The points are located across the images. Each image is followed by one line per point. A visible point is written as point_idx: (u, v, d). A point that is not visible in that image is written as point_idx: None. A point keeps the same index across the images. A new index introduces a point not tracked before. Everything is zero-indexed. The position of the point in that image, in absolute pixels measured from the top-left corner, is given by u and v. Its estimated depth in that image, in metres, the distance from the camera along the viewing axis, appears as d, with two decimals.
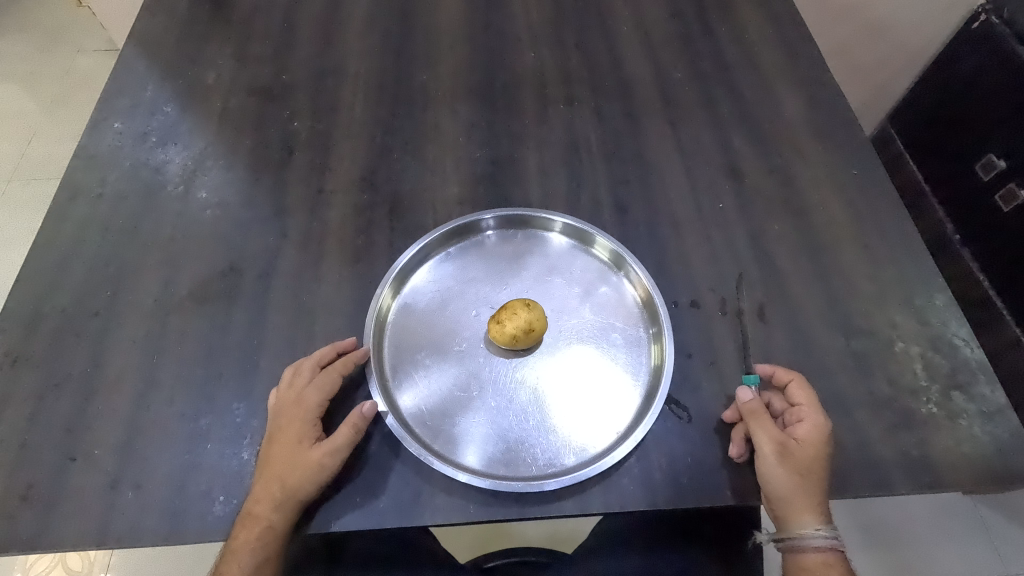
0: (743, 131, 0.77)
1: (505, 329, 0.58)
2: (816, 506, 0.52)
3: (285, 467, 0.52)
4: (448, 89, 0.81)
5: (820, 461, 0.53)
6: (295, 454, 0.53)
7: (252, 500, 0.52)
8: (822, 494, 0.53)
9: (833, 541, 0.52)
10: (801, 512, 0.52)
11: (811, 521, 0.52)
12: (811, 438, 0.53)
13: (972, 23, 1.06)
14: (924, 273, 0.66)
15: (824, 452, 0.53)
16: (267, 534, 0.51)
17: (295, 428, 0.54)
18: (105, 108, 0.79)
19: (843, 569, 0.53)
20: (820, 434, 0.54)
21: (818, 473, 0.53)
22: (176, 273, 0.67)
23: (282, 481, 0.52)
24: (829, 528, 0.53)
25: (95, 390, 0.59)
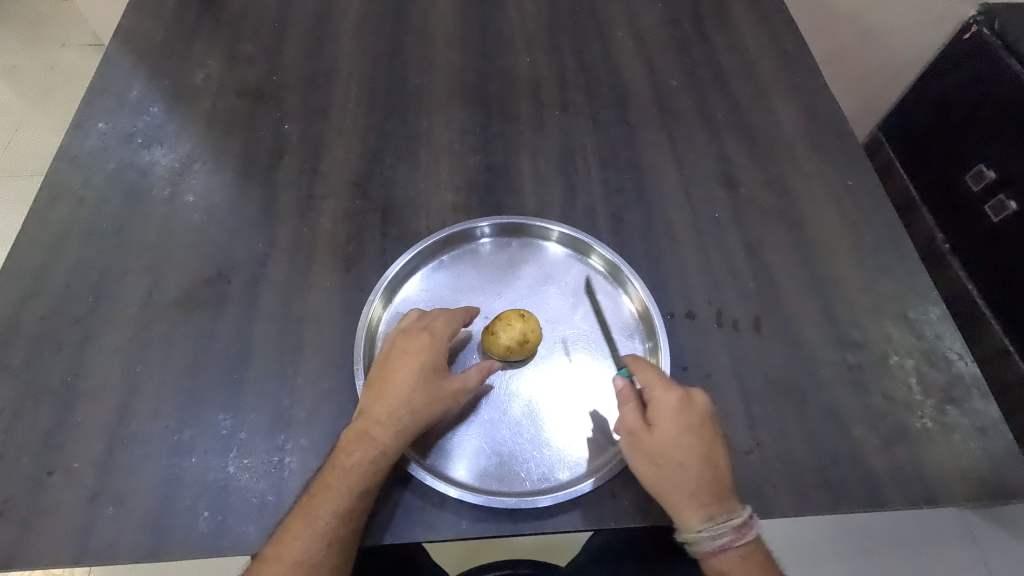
0: (740, 140, 0.77)
1: (500, 341, 0.57)
2: (697, 499, 0.50)
3: (414, 392, 0.53)
4: (442, 93, 0.80)
5: (687, 446, 0.51)
6: (424, 382, 0.53)
7: (370, 420, 0.52)
8: (695, 487, 0.50)
9: (728, 535, 0.50)
10: (679, 511, 0.51)
11: (693, 519, 0.50)
12: (666, 424, 0.52)
13: (963, 34, 1.07)
14: (919, 285, 0.66)
15: (681, 438, 0.52)
16: (381, 456, 0.51)
17: (426, 355, 0.54)
18: (89, 107, 0.77)
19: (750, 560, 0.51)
20: (681, 417, 0.52)
21: (686, 460, 0.51)
22: (161, 279, 0.65)
23: (410, 406, 0.52)
24: (716, 524, 0.50)
25: (75, 400, 0.58)
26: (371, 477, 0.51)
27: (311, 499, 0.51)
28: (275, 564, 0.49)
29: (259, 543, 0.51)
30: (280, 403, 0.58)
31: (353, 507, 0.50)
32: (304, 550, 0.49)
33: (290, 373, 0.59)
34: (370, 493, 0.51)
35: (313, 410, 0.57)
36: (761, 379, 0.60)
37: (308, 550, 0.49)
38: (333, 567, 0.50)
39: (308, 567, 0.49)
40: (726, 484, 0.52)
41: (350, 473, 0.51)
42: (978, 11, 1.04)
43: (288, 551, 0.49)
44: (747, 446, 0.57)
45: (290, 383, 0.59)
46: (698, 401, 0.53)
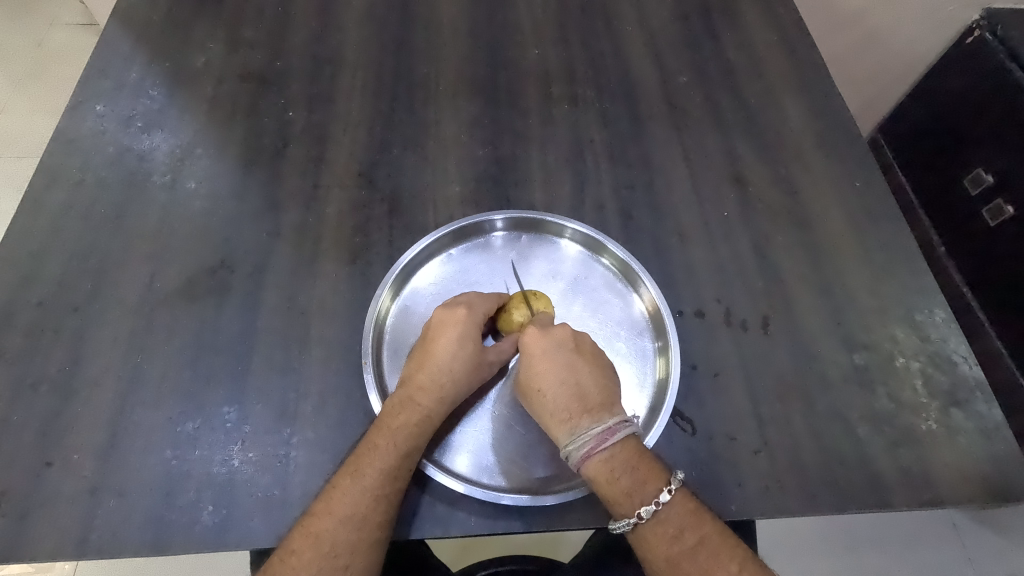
0: (748, 139, 0.76)
1: (513, 320, 0.58)
2: (559, 416, 0.53)
3: (456, 360, 0.54)
4: (449, 84, 0.78)
5: (545, 370, 0.54)
6: (467, 350, 0.54)
7: (413, 386, 0.53)
8: (555, 405, 0.53)
9: (591, 443, 0.50)
10: (553, 433, 0.53)
11: (562, 437, 0.52)
12: (525, 355, 0.55)
13: (967, 37, 1.06)
14: (924, 287, 0.66)
15: (537, 360, 0.54)
16: (426, 420, 0.52)
17: (468, 326, 0.55)
18: (86, 89, 0.75)
19: (626, 470, 0.50)
20: (536, 343, 0.55)
21: (544, 382, 0.54)
22: (162, 268, 0.63)
23: (452, 375, 0.54)
24: (576, 435, 0.51)
25: (74, 392, 0.56)
26: (416, 438, 0.52)
27: (358, 457, 0.51)
28: (325, 518, 0.49)
29: (265, 537, 0.51)
30: (285, 396, 0.57)
31: (400, 466, 0.50)
32: (353, 506, 0.49)
33: (295, 366, 0.58)
34: (416, 454, 0.52)
35: (320, 404, 0.56)
36: (769, 379, 0.61)
37: (357, 506, 0.49)
38: (380, 526, 0.49)
39: (357, 522, 0.49)
40: (592, 398, 0.53)
41: (397, 432, 0.51)
42: (982, 15, 1.04)
43: (337, 507, 0.49)
44: (755, 446, 0.57)
45: (295, 375, 0.58)
46: (560, 327, 0.56)
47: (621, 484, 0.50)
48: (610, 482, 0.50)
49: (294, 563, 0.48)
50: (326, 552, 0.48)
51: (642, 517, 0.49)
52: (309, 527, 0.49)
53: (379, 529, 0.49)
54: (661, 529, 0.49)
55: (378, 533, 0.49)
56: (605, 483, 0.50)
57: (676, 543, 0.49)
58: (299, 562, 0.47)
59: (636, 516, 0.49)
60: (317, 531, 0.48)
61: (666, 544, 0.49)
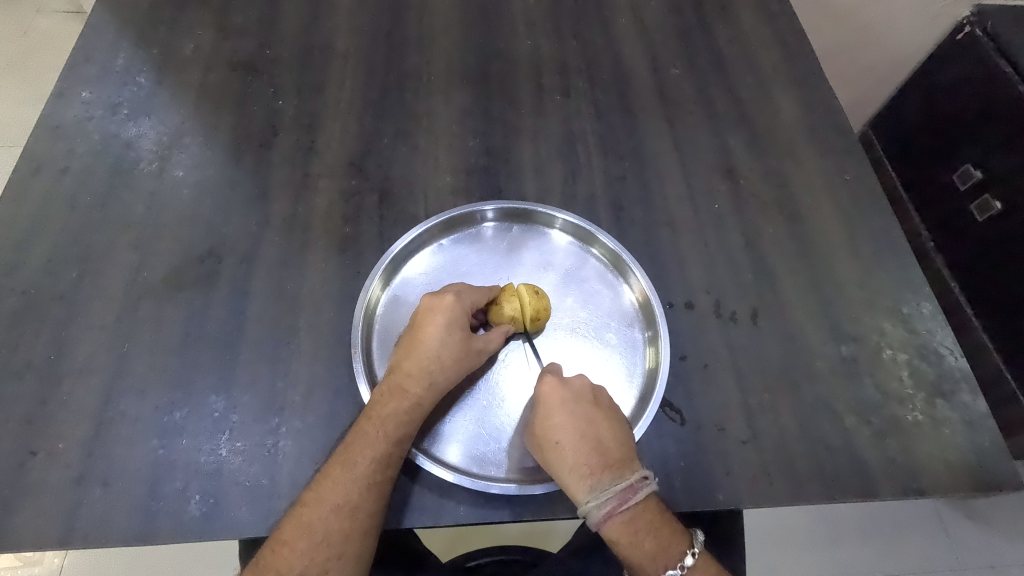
0: (740, 132, 0.76)
1: (502, 312, 0.58)
2: (577, 471, 0.51)
3: (443, 346, 0.54)
4: (441, 73, 0.78)
5: (563, 423, 0.53)
6: (454, 337, 0.54)
7: (401, 374, 0.53)
8: (574, 460, 0.51)
9: (613, 502, 0.49)
10: (567, 487, 0.51)
11: (581, 494, 0.51)
12: (542, 405, 0.54)
13: (956, 35, 1.05)
14: (912, 280, 0.67)
15: (555, 412, 0.53)
16: (415, 407, 0.52)
17: (456, 313, 0.55)
18: (71, 75, 0.74)
19: (651, 533, 0.50)
20: (554, 394, 0.54)
21: (563, 435, 0.52)
22: (149, 256, 0.63)
23: (439, 361, 0.54)
24: (598, 495, 0.50)
25: (59, 380, 0.56)
26: (406, 426, 0.52)
27: (348, 447, 0.51)
28: (316, 507, 0.49)
29: (253, 527, 0.51)
30: (273, 385, 0.56)
31: (390, 453, 0.50)
32: (345, 495, 0.49)
33: (284, 355, 0.58)
34: (406, 441, 0.51)
35: (309, 393, 0.56)
36: (758, 370, 0.61)
37: (349, 494, 0.49)
38: (371, 515, 0.49)
39: (349, 511, 0.49)
40: (612, 452, 0.52)
41: (386, 420, 0.51)
42: (972, 12, 1.03)
43: (329, 496, 0.49)
44: (743, 436, 0.57)
45: (284, 365, 0.57)
46: (579, 379, 0.55)
47: (645, 546, 0.50)
48: (633, 544, 0.50)
49: (287, 553, 0.48)
50: (318, 540, 0.48)
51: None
52: (300, 516, 0.49)
53: (372, 516, 0.49)
54: None
55: (370, 521, 0.49)
56: (627, 545, 0.50)
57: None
58: (291, 552, 0.48)
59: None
60: (309, 520, 0.48)
61: None
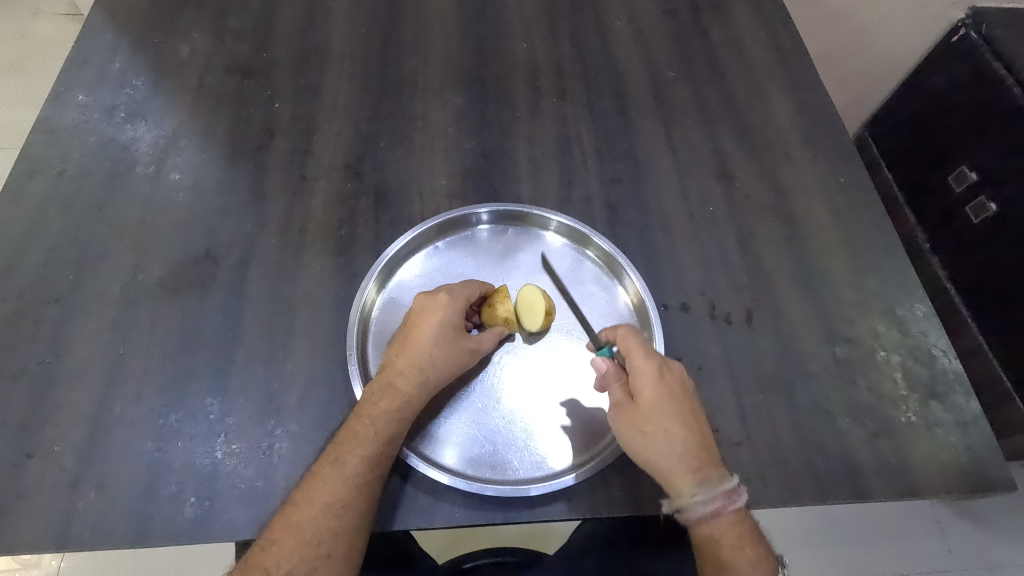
0: (735, 135, 0.77)
1: (496, 313, 0.58)
2: (687, 464, 0.51)
3: (436, 346, 0.54)
4: (438, 76, 0.78)
5: (670, 411, 0.52)
6: (446, 337, 0.54)
7: (392, 373, 0.53)
8: (686, 450, 0.51)
9: (721, 499, 0.50)
10: (672, 478, 0.51)
11: (689, 487, 0.50)
12: (650, 388, 0.52)
13: (952, 37, 1.07)
14: (906, 282, 0.67)
15: (664, 399, 0.52)
16: (406, 405, 0.52)
17: (449, 312, 0.55)
18: (69, 78, 0.74)
19: (739, 531, 0.51)
20: (659, 379, 0.53)
21: (671, 422, 0.51)
22: (145, 259, 0.63)
23: (431, 360, 0.54)
24: (710, 490, 0.50)
25: (54, 383, 0.56)
26: (397, 424, 0.52)
27: (338, 445, 0.51)
28: (306, 507, 0.49)
29: (248, 529, 0.51)
30: (268, 388, 0.57)
31: (381, 452, 0.51)
32: (334, 494, 0.49)
33: (280, 357, 0.58)
34: (396, 440, 0.52)
35: (304, 395, 0.56)
36: (752, 372, 0.61)
37: (339, 492, 0.49)
38: (361, 513, 0.50)
39: (338, 510, 0.49)
40: (712, 448, 0.52)
41: (377, 418, 0.51)
42: (968, 14, 1.04)
43: (318, 495, 0.49)
44: (737, 438, 0.58)
45: (279, 367, 0.58)
46: (679, 368, 0.55)
47: (739, 547, 0.51)
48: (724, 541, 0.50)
49: (275, 552, 0.48)
50: (308, 540, 0.48)
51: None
52: (290, 516, 0.49)
53: (361, 515, 0.49)
54: None
55: (360, 519, 0.49)
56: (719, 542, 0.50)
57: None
58: (280, 550, 0.48)
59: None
60: (298, 519, 0.48)
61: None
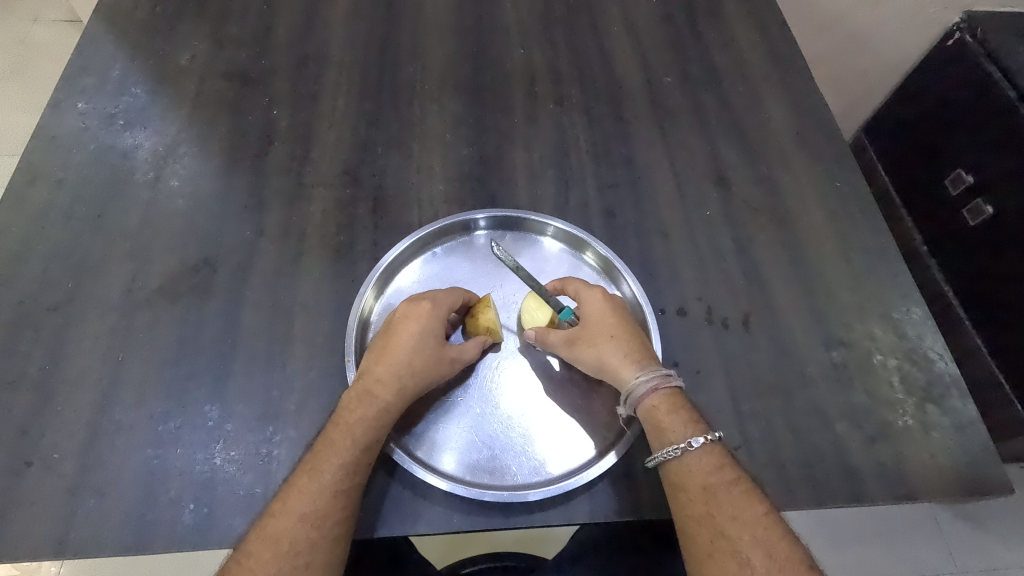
0: (732, 139, 0.77)
1: (478, 321, 0.58)
2: (625, 356, 0.55)
3: (416, 354, 0.54)
4: (435, 82, 0.78)
5: (606, 314, 0.58)
6: (426, 345, 0.55)
7: (371, 380, 0.54)
8: (625, 346, 0.56)
9: (659, 378, 0.54)
10: (615, 370, 0.55)
11: (630, 373, 0.55)
12: (587, 299, 0.58)
13: (946, 40, 1.07)
14: (901, 285, 0.68)
15: (603, 307, 0.58)
16: (383, 413, 0.52)
17: (429, 321, 0.56)
18: (68, 86, 0.74)
19: (679, 407, 0.54)
20: (594, 291, 0.59)
21: (609, 323, 0.57)
22: (145, 266, 0.63)
23: (410, 368, 0.54)
24: (647, 372, 0.54)
25: (53, 391, 0.56)
26: (374, 432, 0.52)
27: (315, 455, 0.51)
28: (283, 518, 0.49)
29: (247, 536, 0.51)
30: (266, 394, 0.57)
31: (358, 460, 0.51)
32: (311, 504, 0.49)
33: (279, 364, 0.58)
34: (373, 449, 0.52)
35: (303, 401, 0.57)
36: (749, 376, 0.61)
37: (316, 501, 0.49)
38: (340, 522, 0.49)
39: (316, 519, 0.49)
40: (647, 346, 0.57)
41: (353, 425, 0.52)
42: (962, 19, 1.05)
43: (295, 506, 0.49)
44: (735, 442, 0.58)
45: (278, 374, 0.58)
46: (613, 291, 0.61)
47: (681, 419, 0.53)
48: (666, 415, 0.53)
49: (252, 565, 0.47)
50: (285, 551, 0.48)
51: (692, 444, 0.52)
52: (267, 528, 0.49)
53: (339, 525, 0.49)
54: (703, 459, 0.52)
55: (339, 529, 0.49)
56: (661, 415, 0.53)
57: (716, 473, 0.52)
58: (256, 563, 0.47)
59: (686, 442, 0.52)
60: (275, 531, 0.48)
61: (707, 471, 0.52)
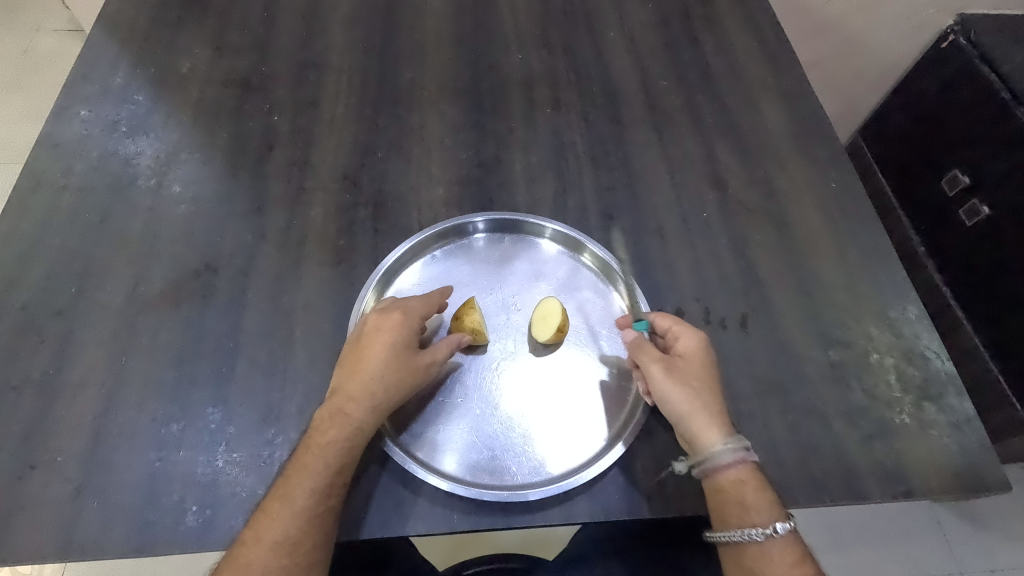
0: (728, 142, 0.78)
1: (462, 324, 0.59)
2: (713, 416, 0.53)
3: (388, 367, 0.54)
4: (434, 88, 0.79)
5: (702, 372, 0.55)
6: (398, 357, 0.55)
7: (344, 399, 0.53)
8: (716, 406, 0.54)
9: (745, 451, 0.52)
10: (701, 427, 0.53)
11: (716, 434, 0.52)
12: (688, 351, 0.56)
13: (941, 43, 1.09)
14: (897, 284, 0.68)
15: (702, 361, 0.56)
16: (357, 432, 0.52)
17: (401, 331, 0.56)
18: (71, 95, 0.75)
19: (760, 486, 0.52)
20: (695, 345, 0.57)
21: (704, 382, 0.55)
22: (147, 271, 0.64)
23: (384, 381, 0.54)
24: (736, 440, 0.52)
25: (57, 395, 0.56)
26: (347, 453, 0.52)
27: (287, 479, 0.51)
28: (255, 547, 0.49)
29: None
30: (268, 397, 0.57)
31: (331, 483, 0.51)
32: (283, 531, 0.49)
33: (280, 367, 0.59)
34: (347, 470, 0.52)
35: (304, 404, 0.57)
36: (747, 375, 0.62)
37: (292, 525, 0.49)
38: (314, 546, 0.49)
39: (289, 546, 0.49)
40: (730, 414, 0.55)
41: (328, 447, 0.52)
42: (956, 21, 1.06)
43: (267, 533, 0.49)
44: None
45: (279, 377, 0.58)
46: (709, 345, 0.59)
47: (761, 499, 0.51)
48: (746, 489, 0.51)
49: None
50: None
51: (775, 531, 0.50)
52: (239, 556, 0.49)
53: (314, 550, 0.49)
54: (782, 552, 0.50)
55: (312, 555, 0.49)
56: (742, 488, 0.51)
57: (795, 568, 0.50)
58: None
59: (770, 527, 0.50)
60: (248, 559, 0.48)
61: (785, 565, 0.50)
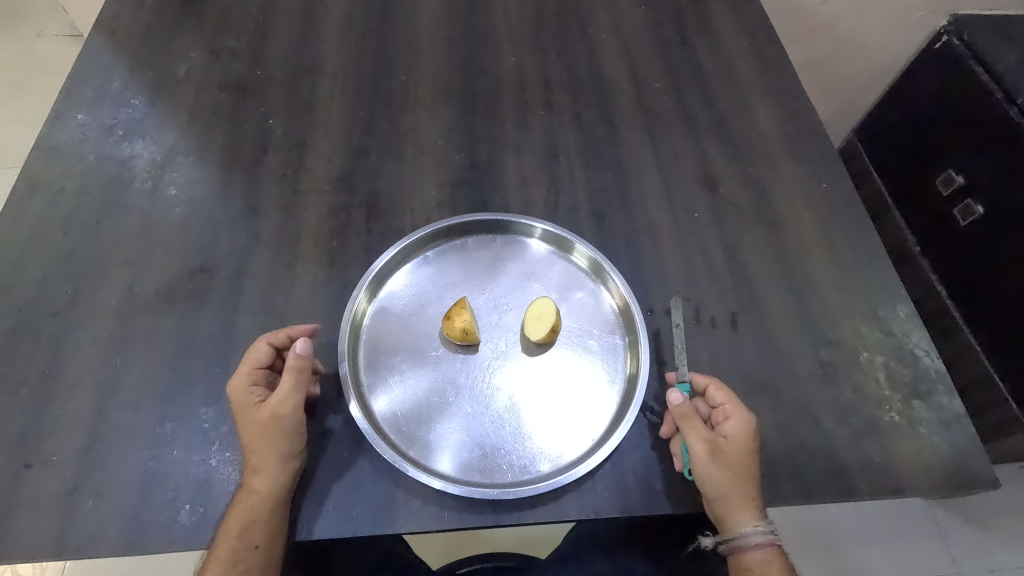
0: (720, 142, 0.78)
1: (455, 324, 0.59)
2: (749, 500, 0.53)
3: (246, 435, 0.53)
4: (427, 90, 0.80)
5: (746, 456, 0.54)
6: (247, 423, 0.53)
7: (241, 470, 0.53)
8: (755, 490, 0.54)
9: (772, 536, 0.53)
10: (735, 510, 0.53)
11: (749, 518, 0.53)
12: (737, 434, 0.54)
13: (934, 44, 1.09)
14: (887, 283, 0.68)
15: (749, 444, 0.55)
16: (248, 497, 0.51)
17: (240, 401, 0.54)
18: (68, 99, 0.76)
19: (780, 564, 0.55)
20: (743, 428, 0.55)
21: (748, 467, 0.54)
22: (143, 272, 0.64)
23: (248, 449, 0.52)
24: (766, 524, 0.53)
25: (53, 395, 0.57)
26: (245, 520, 0.50)
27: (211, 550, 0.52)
28: None
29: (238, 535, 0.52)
30: None
31: (238, 551, 0.50)
32: None
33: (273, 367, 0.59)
34: (251, 533, 0.50)
35: None
36: (737, 374, 0.62)
37: None
38: None
39: None
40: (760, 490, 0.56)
41: (232, 519, 0.51)
42: (949, 22, 1.07)
43: None
44: None
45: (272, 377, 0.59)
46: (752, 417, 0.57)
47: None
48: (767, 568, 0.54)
49: None
50: None
51: None
52: None
53: None
54: None
55: None
56: (764, 568, 0.54)
57: None
58: None
59: None
60: None
61: None
